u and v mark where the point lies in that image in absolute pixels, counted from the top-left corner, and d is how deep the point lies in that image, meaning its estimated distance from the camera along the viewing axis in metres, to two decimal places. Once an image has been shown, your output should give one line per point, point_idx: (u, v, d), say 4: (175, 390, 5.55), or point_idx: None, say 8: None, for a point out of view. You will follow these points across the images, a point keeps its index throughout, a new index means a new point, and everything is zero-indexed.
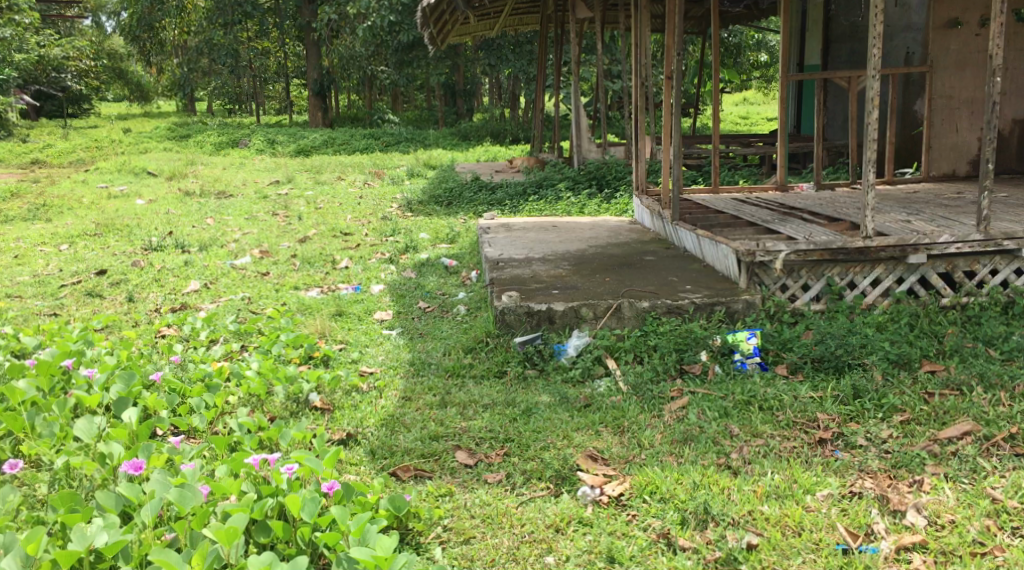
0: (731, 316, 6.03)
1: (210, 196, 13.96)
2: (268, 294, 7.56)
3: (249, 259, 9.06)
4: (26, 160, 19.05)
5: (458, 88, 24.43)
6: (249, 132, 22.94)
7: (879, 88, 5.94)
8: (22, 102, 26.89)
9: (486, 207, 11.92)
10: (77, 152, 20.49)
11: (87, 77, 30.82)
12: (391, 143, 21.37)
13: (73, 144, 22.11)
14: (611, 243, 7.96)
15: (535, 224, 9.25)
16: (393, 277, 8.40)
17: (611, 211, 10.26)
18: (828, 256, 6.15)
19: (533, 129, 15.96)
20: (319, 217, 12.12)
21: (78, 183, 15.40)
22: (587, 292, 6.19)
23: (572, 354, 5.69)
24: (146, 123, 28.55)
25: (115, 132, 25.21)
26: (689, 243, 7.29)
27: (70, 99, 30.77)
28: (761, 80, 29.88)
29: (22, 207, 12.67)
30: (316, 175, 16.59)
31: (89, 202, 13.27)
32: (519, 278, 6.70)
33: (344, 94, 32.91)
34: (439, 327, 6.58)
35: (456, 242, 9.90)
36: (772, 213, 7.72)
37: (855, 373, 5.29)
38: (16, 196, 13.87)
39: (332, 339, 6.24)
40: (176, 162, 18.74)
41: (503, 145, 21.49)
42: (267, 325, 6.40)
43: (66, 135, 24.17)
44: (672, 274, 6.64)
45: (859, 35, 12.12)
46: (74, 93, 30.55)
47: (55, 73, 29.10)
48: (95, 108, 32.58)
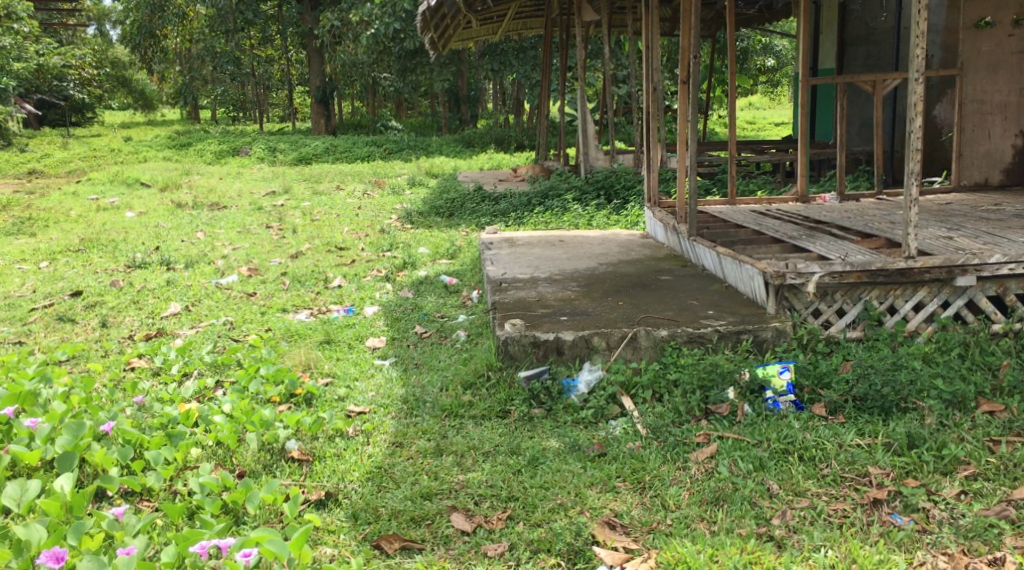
0: (759, 346, 5.42)
1: (203, 208, 13.37)
2: (253, 318, 6.97)
3: (236, 277, 8.48)
4: (22, 171, 18.49)
5: (462, 95, 23.88)
6: (251, 140, 22.39)
7: (923, 92, 5.36)
8: (23, 111, 26.35)
9: (488, 219, 11.34)
10: (74, 162, 19.93)
11: (88, 85, 30.28)
12: (394, 151, 20.82)
13: (71, 154, 21.55)
14: (622, 261, 7.37)
15: (540, 239, 8.65)
16: (388, 297, 7.81)
17: (621, 224, 9.67)
18: (868, 277, 5.56)
19: (538, 137, 15.39)
20: (315, 230, 11.53)
21: (69, 194, 14.81)
22: (598, 318, 5.58)
23: (582, 390, 5.08)
24: (145, 131, 27.97)
25: (114, 141, 24.64)
26: (709, 262, 6.69)
27: (73, 107, 30.23)
28: (768, 85, 29.29)
29: (6, 221, 12.07)
30: (314, 184, 16.01)
31: (76, 215, 12.68)
32: (523, 302, 6.09)
33: (347, 101, 32.39)
34: (436, 356, 5.99)
35: (457, 257, 9.31)
36: (797, 227, 7.12)
37: (903, 416, 4.73)
38: (2, 209, 13.28)
39: (318, 371, 5.65)
40: (171, 171, 18.15)
41: (507, 152, 20.93)
42: (247, 355, 5.81)
43: (65, 145, 23.63)
44: (691, 297, 6.05)
45: (876, 37, 11.56)
46: (77, 102, 30.02)
47: (55, 81, 28.54)
48: (96, 115, 32.02)
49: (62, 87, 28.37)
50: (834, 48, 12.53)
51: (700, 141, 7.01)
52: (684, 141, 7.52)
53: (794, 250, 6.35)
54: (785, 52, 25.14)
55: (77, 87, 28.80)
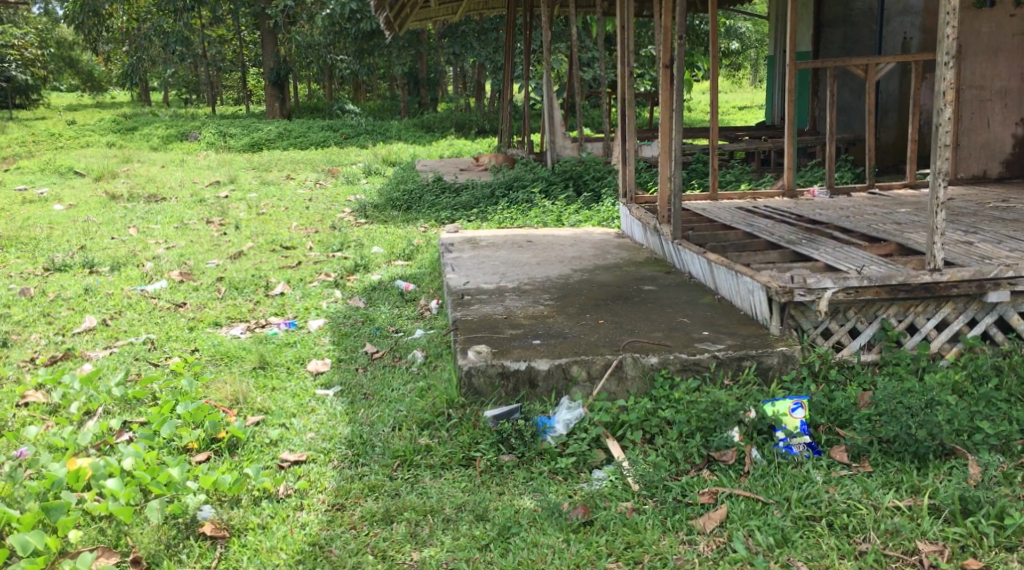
0: (764, 374, 4.65)
1: (139, 200, 12.44)
2: (179, 335, 6.10)
3: (166, 284, 7.57)
4: None
5: (422, 77, 22.97)
6: (200, 124, 21.33)
7: (953, 78, 4.57)
8: None
9: (449, 214, 10.51)
10: (10, 148, 18.76)
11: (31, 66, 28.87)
12: (350, 136, 19.87)
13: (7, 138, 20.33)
14: (599, 266, 6.59)
15: (506, 239, 7.84)
16: (336, 307, 6.97)
17: (593, 221, 8.89)
18: (887, 293, 4.80)
19: (501, 123, 14.57)
20: (259, 227, 10.65)
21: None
22: (577, 342, 4.80)
23: (560, 432, 4.32)
24: (88, 114, 26.71)
25: (55, 125, 23.39)
26: (697, 271, 5.90)
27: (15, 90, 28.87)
28: (731, 70, 28.72)
29: None
30: (262, 173, 15.05)
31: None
32: (489, 321, 5.29)
33: (302, 83, 31.29)
34: (388, 386, 5.18)
35: (414, 259, 8.49)
36: (793, 228, 6.34)
37: (940, 464, 4.01)
38: None
39: (247, 406, 4.82)
40: (109, 158, 17.10)
41: (468, 138, 20.07)
42: (165, 387, 4.98)
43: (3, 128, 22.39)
44: (681, 312, 5.27)
45: (853, 19, 10.87)
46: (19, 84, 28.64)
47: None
48: (41, 97, 30.65)
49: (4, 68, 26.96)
50: (809, 29, 11.78)
51: (683, 130, 6.17)
52: (665, 133, 6.69)
53: (796, 257, 5.59)
54: (748, 33, 24.49)
55: (21, 69, 27.40)
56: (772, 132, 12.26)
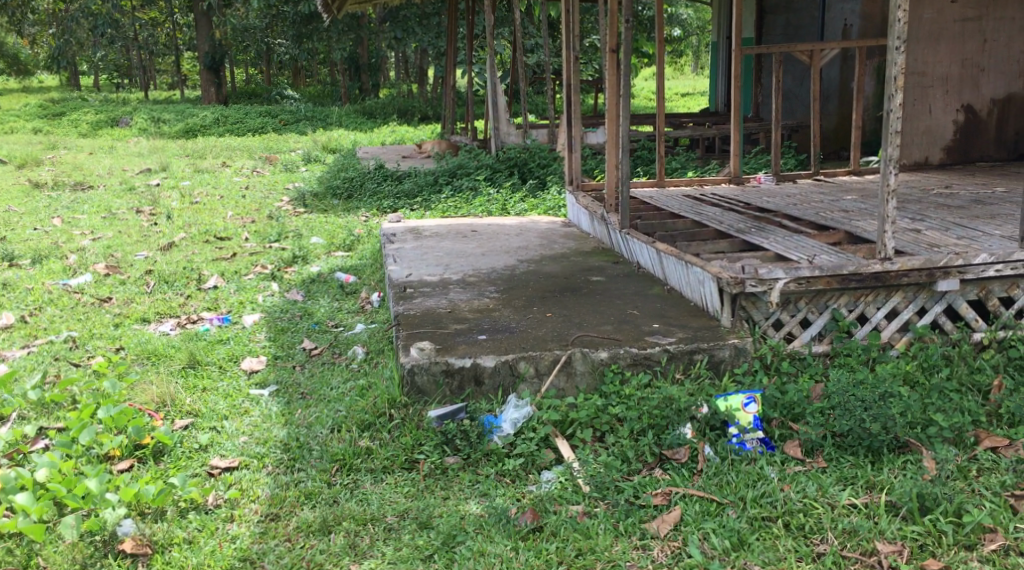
0: (715, 368, 4.49)
1: (65, 187, 12.46)
2: (102, 333, 6.23)
3: (90, 277, 7.86)
4: None
5: (363, 62, 22.64)
6: (133, 109, 20.76)
7: (905, 63, 4.45)
8: None
9: (391, 202, 10.30)
10: None
11: None
12: (289, 122, 19.52)
13: None
14: (545, 256, 6.42)
15: (450, 228, 7.67)
16: (273, 301, 6.96)
17: (537, 209, 8.74)
18: (838, 283, 4.59)
19: (443, 109, 14.35)
20: (193, 217, 10.44)
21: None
22: (524, 337, 4.63)
23: (508, 432, 4.15)
24: (19, 99, 26.08)
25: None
26: (646, 260, 5.75)
27: None
28: (673, 57, 28.75)
29: None
30: (197, 160, 14.71)
31: None
32: (433, 315, 5.11)
33: (242, 67, 30.74)
34: (326, 384, 5.09)
35: (355, 250, 8.37)
36: (741, 216, 6.18)
37: (896, 457, 3.89)
38: None
39: (175, 408, 4.75)
40: (36, 144, 16.69)
41: (410, 124, 19.82)
42: (84, 389, 4.95)
43: None
44: (630, 305, 5.12)
45: (796, 6, 10.81)
46: None
47: None
48: None
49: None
50: (751, 16, 11.70)
51: (631, 116, 6.01)
52: (611, 119, 6.52)
53: (745, 247, 5.45)
54: (690, 20, 24.47)
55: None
56: (717, 119, 12.17)
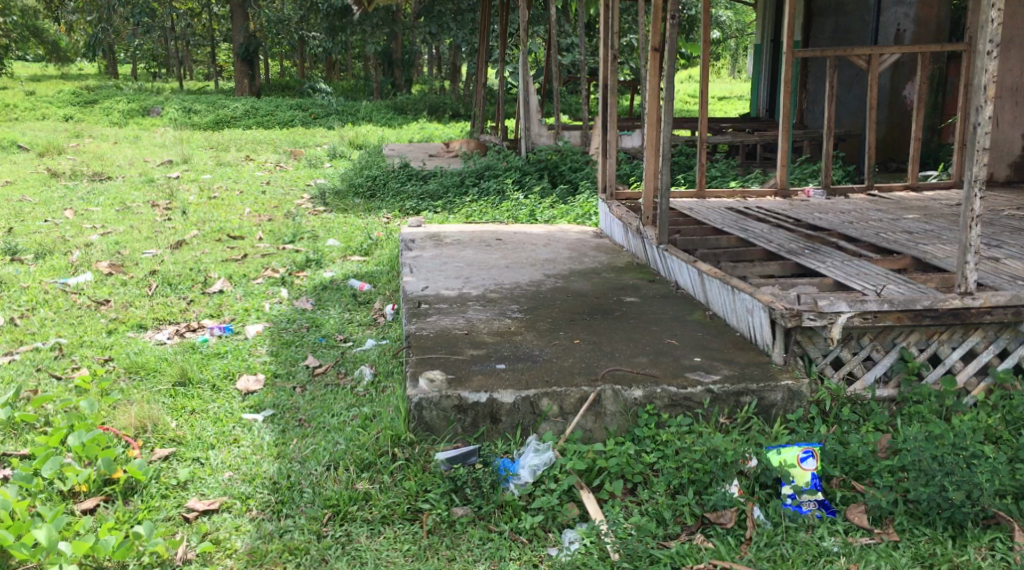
0: (765, 412, 3.88)
1: (82, 177, 12.06)
2: (94, 341, 5.80)
3: (91, 277, 7.40)
4: None
5: (396, 57, 22.19)
6: (165, 99, 20.32)
7: (996, 70, 3.87)
8: None
9: (414, 203, 9.77)
10: None
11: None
12: (319, 116, 19.07)
13: None
14: (574, 270, 5.87)
15: (474, 235, 7.12)
16: (280, 310, 6.48)
17: (567, 216, 8.19)
18: (910, 319, 4.00)
19: (474, 108, 13.83)
20: (208, 213, 9.98)
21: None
22: (548, 367, 4.08)
23: (526, 481, 3.61)
24: (50, 85, 25.71)
25: (13, 95, 22.38)
26: (685, 280, 5.14)
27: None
28: (710, 60, 28.12)
29: None
30: (221, 153, 14.28)
31: None
32: (446, 338, 4.56)
33: (275, 59, 30.40)
34: (328, 410, 4.57)
35: (372, 255, 7.88)
36: (791, 233, 5.56)
37: (982, 533, 3.34)
38: None
39: (156, 435, 4.26)
40: (61, 132, 16.31)
41: (441, 122, 19.30)
42: (60, 409, 4.52)
43: None
44: (668, 331, 4.55)
45: (846, 8, 10.20)
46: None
47: None
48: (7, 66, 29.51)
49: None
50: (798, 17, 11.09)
51: (673, 119, 5.38)
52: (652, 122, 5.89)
53: (799, 270, 4.86)
54: (730, 22, 23.86)
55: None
56: (757, 124, 11.53)
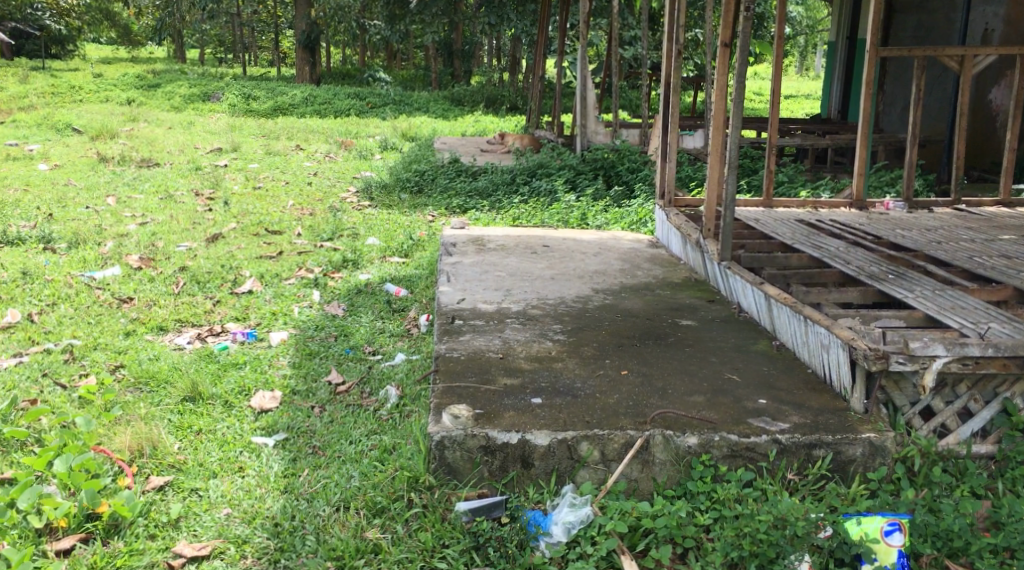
0: (841, 469, 3.34)
1: (130, 163, 11.80)
2: (109, 344, 5.45)
3: (119, 271, 7.07)
4: None
5: (455, 47, 21.76)
6: (224, 84, 20.12)
7: None
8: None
9: (461, 201, 9.32)
10: (26, 99, 17.82)
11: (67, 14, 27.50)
12: (376, 105, 18.71)
13: (21, 88, 19.30)
14: (626, 284, 5.35)
15: (519, 240, 6.63)
16: (310, 314, 6.07)
17: (620, 221, 7.67)
18: (1018, 367, 3.42)
19: (531, 102, 13.34)
20: (250, 204, 9.64)
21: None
22: (590, 403, 3.59)
23: (558, 540, 3.16)
24: (116, 67, 25.67)
25: (77, 76, 22.34)
26: (748, 303, 4.59)
27: (51, 38, 27.52)
28: (778, 56, 27.28)
29: None
30: (272, 141, 13.96)
31: None
32: (479, 362, 4.09)
33: (338, 47, 30.15)
34: (346, 436, 4.15)
35: (412, 257, 7.44)
36: (871, 252, 4.98)
37: None
38: None
39: (154, 460, 3.86)
40: (117, 115, 16.15)
41: (498, 115, 18.86)
42: (55, 425, 4.15)
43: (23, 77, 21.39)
44: (729, 361, 4.01)
45: (931, 6, 9.51)
46: (58, 33, 27.13)
47: (28, 8, 26.06)
48: (77, 48, 29.61)
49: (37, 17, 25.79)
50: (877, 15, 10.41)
51: (742, 122, 4.83)
52: (717, 124, 5.32)
53: (881, 298, 4.29)
54: (799, 20, 23.05)
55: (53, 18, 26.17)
56: (826, 126, 10.79)
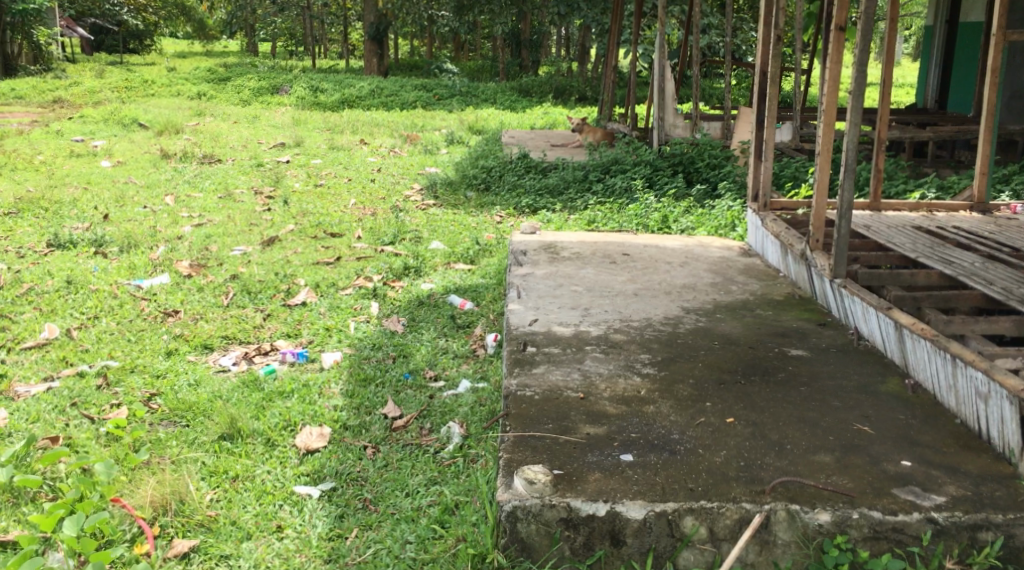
0: (1015, 558, 2.72)
1: (192, 159, 11.43)
2: (147, 366, 4.97)
3: (167, 279, 6.61)
4: (47, 100, 16.46)
5: (524, 37, 21.12)
6: (293, 76, 19.77)
7: None
8: (69, 34, 24.09)
9: (530, 200, 8.72)
10: (98, 92, 17.67)
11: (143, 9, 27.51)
12: (443, 97, 18.18)
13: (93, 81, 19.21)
14: (722, 302, 4.69)
15: (596, 248, 6.01)
16: (366, 330, 5.53)
17: (705, 225, 6.99)
18: None
19: (603, 93, 12.67)
20: (311, 203, 9.16)
21: (52, 133, 13.02)
22: (694, 462, 2.98)
23: None
24: (191, 61, 25.58)
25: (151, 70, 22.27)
26: (870, 329, 3.91)
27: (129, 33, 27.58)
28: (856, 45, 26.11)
29: None
30: (336, 136, 13.50)
31: (43, 166, 10.69)
32: (556, 403, 3.48)
33: (406, 39, 29.77)
34: (401, 486, 3.61)
35: (479, 264, 6.87)
36: (1014, 268, 4.24)
37: None
38: None
39: (180, 519, 3.43)
40: (184, 110, 15.87)
41: (567, 106, 18.22)
42: (73, 471, 3.70)
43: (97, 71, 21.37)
44: (856, 405, 3.34)
45: None
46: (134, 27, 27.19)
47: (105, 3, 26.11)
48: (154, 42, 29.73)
49: (115, 12, 25.79)
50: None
51: (862, 117, 4.15)
52: (828, 119, 4.63)
53: None
54: None
55: (131, 13, 26.06)
56: (924, 116, 9.92)
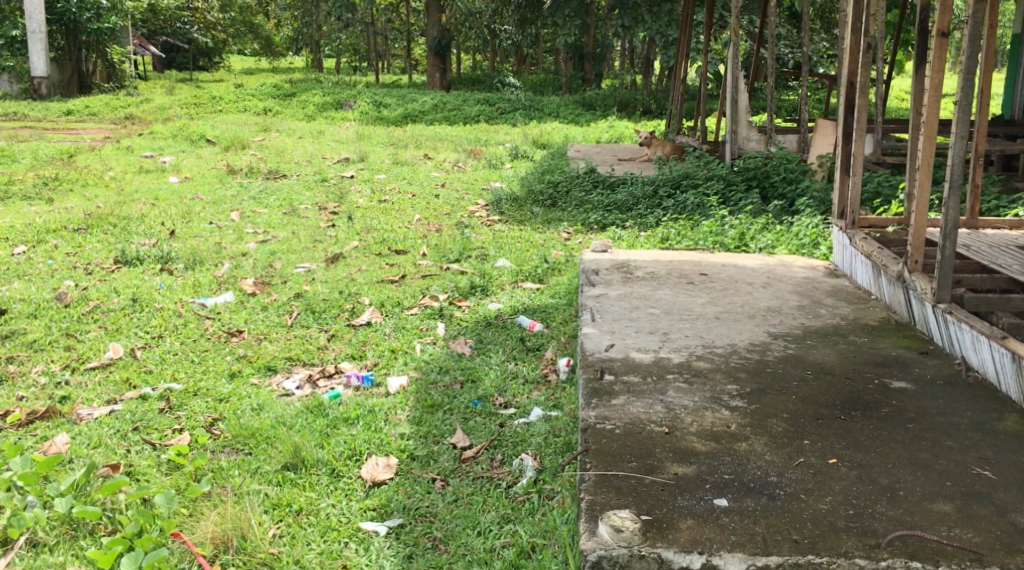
0: None
1: (257, 175, 11.38)
2: (210, 388, 4.81)
3: (232, 297, 6.50)
4: (121, 117, 16.63)
5: (587, 50, 20.87)
6: (356, 91, 19.74)
7: None
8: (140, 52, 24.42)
9: (599, 216, 8.49)
10: (168, 109, 17.84)
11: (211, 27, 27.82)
12: (506, 111, 18.00)
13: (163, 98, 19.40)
14: (812, 327, 4.41)
15: (671, 267, 5.75)
16: (432, 352, 5.33)
17: (784, 243, 6.69)
18: None
19: (671, 106, 12.38)
20: (375, 219, 9.02)
21: (122, 148, 13.09)
22: (798, 510, 2.78)
23: None
24: (258, 78, 25.78)
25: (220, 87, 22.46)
26: (981, 360, 3.62)
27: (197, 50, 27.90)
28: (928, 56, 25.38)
29: (23, 192, 9.98)
30: (399, 151, 13.38)
31: (111, 182, 10.70)
32: (639, 437, 3.24)
33: (467, 53, 29.66)
34: (473, 524, 3.41)
35: (547, 283, 6.65)
36: None
37: None
38: (31, 170, 11.24)
39: (242, 556, 3.28)
40: (250, 126, 15.90)
41: (632, 120, 17.93)
42: (133, 501, 3.51)
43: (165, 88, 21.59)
44: (972, 447, 3.07)
45: None
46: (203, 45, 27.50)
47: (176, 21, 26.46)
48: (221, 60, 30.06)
49: (185, 30, 26.11)
50: None
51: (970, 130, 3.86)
52: (928, 131, 4.33)
53: None
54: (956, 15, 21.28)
55: (200, 31, 26.35)
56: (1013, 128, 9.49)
